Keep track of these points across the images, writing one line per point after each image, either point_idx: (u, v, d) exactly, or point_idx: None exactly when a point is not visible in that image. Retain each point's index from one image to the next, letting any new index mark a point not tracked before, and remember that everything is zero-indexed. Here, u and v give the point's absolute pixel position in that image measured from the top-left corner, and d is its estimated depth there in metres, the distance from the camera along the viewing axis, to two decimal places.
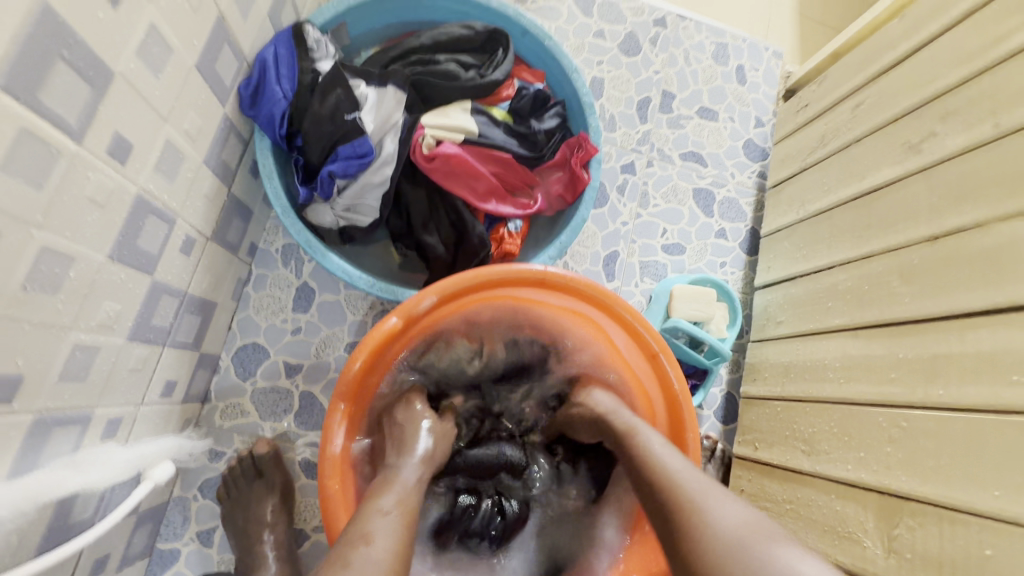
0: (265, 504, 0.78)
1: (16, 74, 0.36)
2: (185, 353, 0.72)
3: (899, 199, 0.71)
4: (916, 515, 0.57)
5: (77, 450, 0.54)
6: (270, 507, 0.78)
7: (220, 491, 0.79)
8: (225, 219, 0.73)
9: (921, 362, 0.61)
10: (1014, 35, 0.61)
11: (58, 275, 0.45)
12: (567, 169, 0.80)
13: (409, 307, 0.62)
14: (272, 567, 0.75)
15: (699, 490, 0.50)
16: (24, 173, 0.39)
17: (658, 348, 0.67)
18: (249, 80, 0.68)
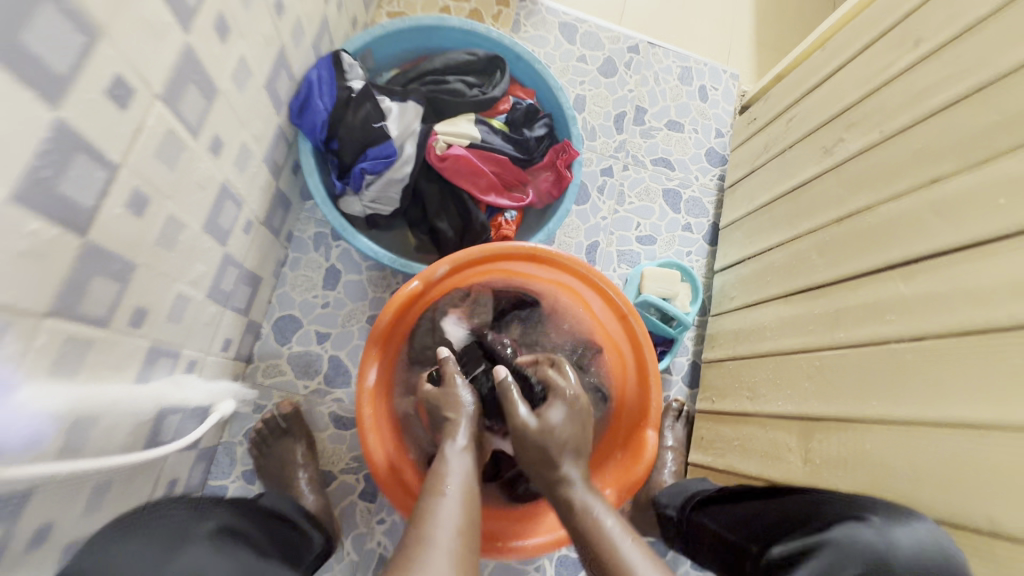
0: (296, 449, 0.92)
1: (170, 91, 0.53)
2: (240, 316, 0.87)
3: (817, 192, 0.89)
4: (823, 431, 0.74)
5: (174, 372, 0.69)
6: (301, 451, 0.92)
7: (253, 451, 0.91)
8: (272, 207, 0.90)
9: (829, 315, 0.78)
10: (894, 63, 0.80)
11: (175, 236, 0.61)
12: (554, 170, 0.97)
13: (427, 274, 0.78)
14: (307, 496, 0.88)
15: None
16: (166, 160, 0.55)
17: (626, 310, 0.84)
18: (298, 96, 0.84)
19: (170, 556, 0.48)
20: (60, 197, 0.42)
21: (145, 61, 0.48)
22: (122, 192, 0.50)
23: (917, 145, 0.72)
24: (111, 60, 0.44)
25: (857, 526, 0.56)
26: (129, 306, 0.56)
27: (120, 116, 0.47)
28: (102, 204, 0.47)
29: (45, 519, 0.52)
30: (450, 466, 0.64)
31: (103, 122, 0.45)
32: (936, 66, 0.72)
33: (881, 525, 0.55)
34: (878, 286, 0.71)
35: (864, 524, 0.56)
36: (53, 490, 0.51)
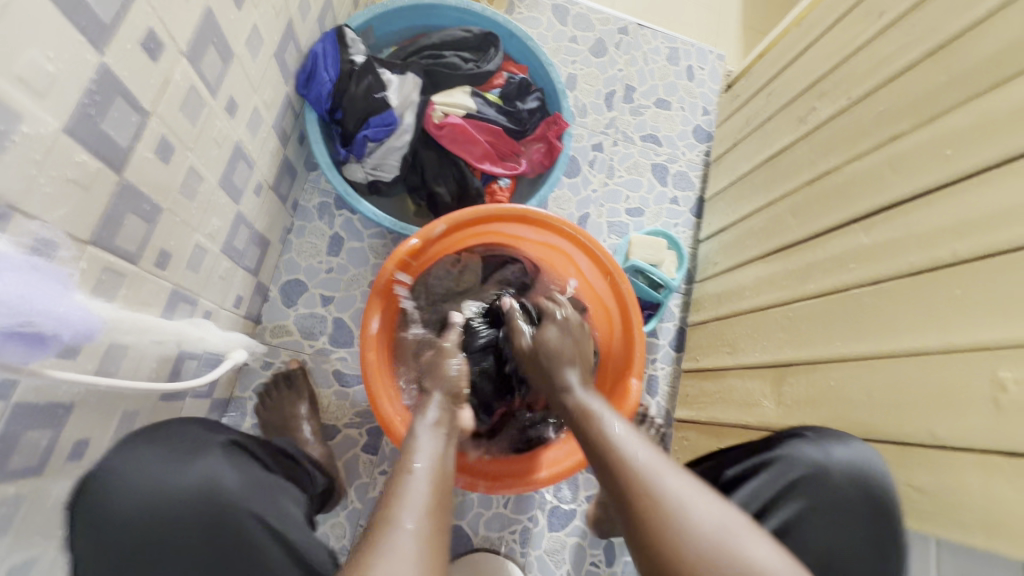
0: (298, 405, 0.96)
1: (193, 49, 0.59)
2: (250, 276, 0.93)
3: (792, 158, 0.94)
4: (793, 375, 0.80)
5: (194, 315, 0.75)
6: (302, 407, 0.96)
7: (258, 406, 0.96)
8: (280, 174, 0.95)
9: (800, 270, 0.84)
10: (861, 34, 0.85)
11: (195, 188, 0.67)
12: (545, 141, 1.03)
13: (426, 232, 0.83)
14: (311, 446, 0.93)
15: (653, 469, 0.55)
16: (188, 114, 0.61)
17: (611, 269, 0.89)
18: (305, 67, 0.90)
19: (188, 464, 0.57)
20: (102, 134, 0.48)
21: (173, 19, 0.54)
22: (151, 137, 0.55)
23: (879, 108, 0.77)
24: (145, 15, 0.49)
25: (802, 443, 0.67)
26: (156, 247, 0.61)
27: (151, 67, 0.52)
28: (136, 147, 0.53)
29: (83, 434, 0.57)
30: (427, 414, 0.68)
31: (138, 71, 0.50)
32: (897, 35, 0.78)
33: (822, 443, 0.66)
34: (843, 239, 0.77)
35: (807, 442, 0.67)
36: (89, 407, 0.57)
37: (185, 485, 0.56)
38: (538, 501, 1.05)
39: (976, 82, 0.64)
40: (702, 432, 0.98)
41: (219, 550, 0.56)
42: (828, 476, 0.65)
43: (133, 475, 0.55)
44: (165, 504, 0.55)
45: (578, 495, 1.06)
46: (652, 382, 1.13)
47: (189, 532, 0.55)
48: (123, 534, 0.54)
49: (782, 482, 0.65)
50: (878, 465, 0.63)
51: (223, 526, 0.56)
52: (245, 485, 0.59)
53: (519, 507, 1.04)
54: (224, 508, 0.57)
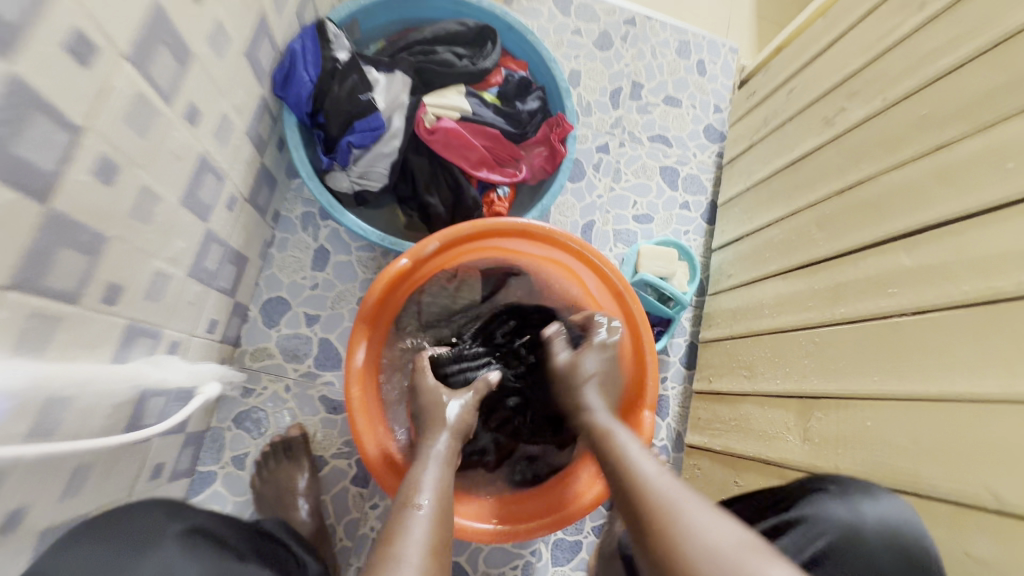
0: (296, 478, 0.90)
1: (139, 51, 0.50)
2: (225, 297, 0.85)
3: (816, 164, 0.86)
4: (823, 409, 0.72)
5: (153, 352, 0.66)
6: (301, 480, 0.90)
7: (254, 481, 0.90)
8: (257, 184, 0.86)
9: (829, 290, 0.76)
10: (897, 28, 0.77)
11: (150, 210, 0.58)
12: (547, 145, 0.94)
13: (417, 251, 0.76)
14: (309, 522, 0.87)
15: (675, 498, 0.53)
16: (138, 128, 0.52)
17: (622, 288, 0.82)
18: (282, 66, 0.81)
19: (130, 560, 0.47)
20: (17, 160, 0.40)
21: (109, 16, 0.45)
22: (89, 157, 0.47)
23: (922, 111, 0.69)
24: (69, 12, 0.41)
25: (827, 501, 0.57)
26: (102, 281, 0.53)
27: (83, 75, 0.44)
28: (66, 170, 0.44)
29: (18, 502, 0.49)
30: (436, 448, 0.67)
31: (63, 80, 0.42)
32: (943, 28, 0.69)
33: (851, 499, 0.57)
34: (881, 259, 0.69)
35: (832, 497, 0.58)
36: (26, 471, 0.49)
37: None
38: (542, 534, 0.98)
39: None
40: (717, 462, 0.91)
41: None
42: (862, 539, 0.55)
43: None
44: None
45: (585, 527, 0.99)
46: (662, 404, 1.05)
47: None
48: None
49: (807, 547, 0.55)
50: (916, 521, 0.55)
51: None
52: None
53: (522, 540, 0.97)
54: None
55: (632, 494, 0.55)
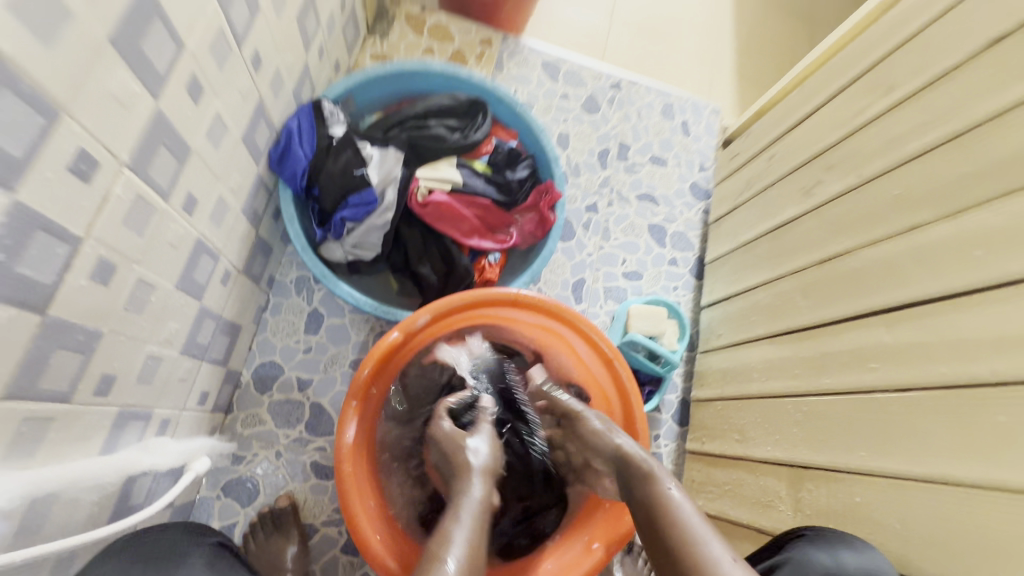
0: (286, 551, 0.88)
1: (139, 156, 0.52)
2: (217, 367, 0.85)
3: (797, 232, 0.89)
4: (813, 480, 0.73)
5: (144, 438, 0.66)
6: (291, 554, 0.88)
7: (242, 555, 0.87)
8: (252, 255, 0.88)
9: (814, 360, 0.78)
10: (867, 108, 0.81)
11: (145, 299, 0.60)
12: (536, 212, 0.97)
13: (407, 324, 0.77)
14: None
15: (709, 543, 0.57)
16: (135, 226, 0.54)
17: (612, 355, 0.83)
18: (278, 145, 0.83)
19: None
20: (15, 278, 0.41)
21: (111, 132, 0.47)
22: (87, 262, 0.48)
23: (894, 190, 0.72)
24: (73, 136, 0.43)
25: (811, 551, 0.61)
26: (95, 374, 0.54)
27: (84, 189, 0.46)
28: (64, 278, 0.46)
29: None
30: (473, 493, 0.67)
31: (65, 198, 0.44)
32: (908, 113, 0.72)
33: (834, 551, 0.60)
34: (862, 332, 0.71)
35: (819, 549, 0.61)
36: None
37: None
38: None
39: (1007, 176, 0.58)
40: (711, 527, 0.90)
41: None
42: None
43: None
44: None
45: None
46: None
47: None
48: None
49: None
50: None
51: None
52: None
53: None
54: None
55: (664, 522, 0.60)
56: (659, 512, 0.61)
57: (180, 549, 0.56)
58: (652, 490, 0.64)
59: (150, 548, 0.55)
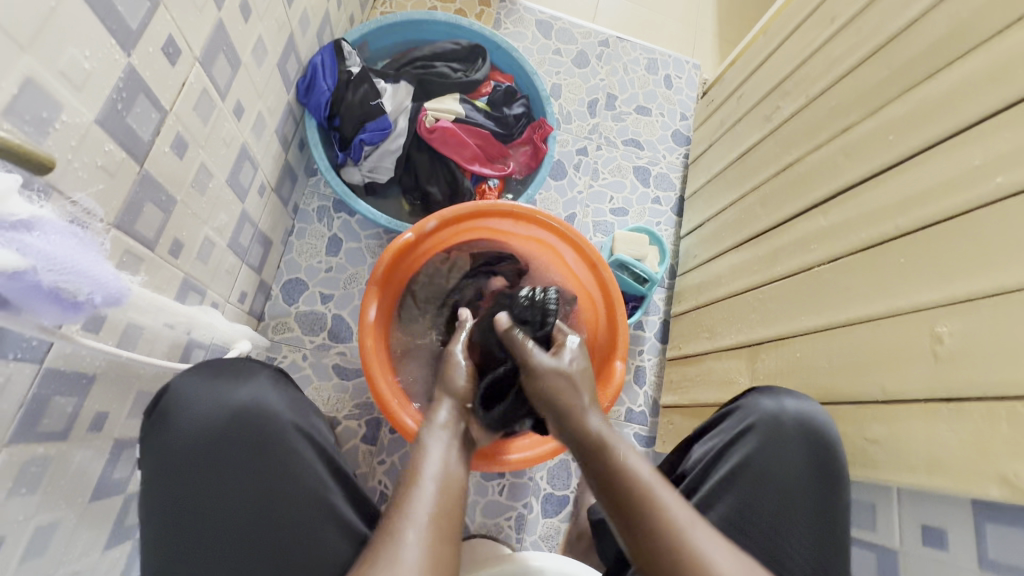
0: None
1: (206, 55, 0.65)
2: (253, 273, 0.98)
3: (759, 154, 1.01)
4: (766, 352, 0.86)
5: (204, 303, 0.80)
6: None
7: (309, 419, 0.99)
8: (282, 177, 1.01)
9: (769, 255, 0.90)
10: (816, 39, 0.93)
11: (205, 183, 0.72)
12: (531, 144, 1.10)
13: (419, 227, 0.89)
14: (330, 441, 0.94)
15: (656, 488, 0.56)
16: (201, 115, 0.67)
17: (597, 260, 0.94)
18: (305, 78, 0.96)
19: (235, 386, 0.67)
20: (127, 127, 0.54)
21: (189, 28, 0.60)
22: (169, 134, 0.61)
23: (832, 103, 0.85)
24: (164, 23, 0.55)
25: (759, 398, 0.73)
26: (170, 235, 0.67)
27: (170, 70, 0.59)
28: (155, 140, 0.59)
29: (100, 407, 0.61)
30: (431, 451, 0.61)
31: (158, 73, 0.57)
32: (847, 36, 0.85)
33: (777, 396, 0.72)
34: (806, 223, 0.83)
35: (765, 396, 0.73)
36: (110, 381, 0.61)
37: (236, 403, 0.66)
38: (533, 488, 1.08)
39: (915, 74, 0.70)
40: (685, 415, 1.03)
41: (267, 462, 0.65)
42: (781, 423, 0.70)
43: (198, 396, 0.65)
44: (218, 420, 0.65)
45: (572, 483, 1.10)
46: (639, 373, 1.17)
47: (235, 447, 0.64)
48: (183, 450, 0.63)
49: (740, 423, 0.72)
50: (823, 417, 0.69)
51: (270, 442, 0.65)
52: (286, 406, 0.68)
53: (515, 494, 1.07)
54: (271, 426, 0.66)
55: (614, 475, 0.57)
56: (596, 454, 0.59)
57: (250, 367, 0.70)
58: (595, 436, 0.61)
59: (226, 364, 0.69)
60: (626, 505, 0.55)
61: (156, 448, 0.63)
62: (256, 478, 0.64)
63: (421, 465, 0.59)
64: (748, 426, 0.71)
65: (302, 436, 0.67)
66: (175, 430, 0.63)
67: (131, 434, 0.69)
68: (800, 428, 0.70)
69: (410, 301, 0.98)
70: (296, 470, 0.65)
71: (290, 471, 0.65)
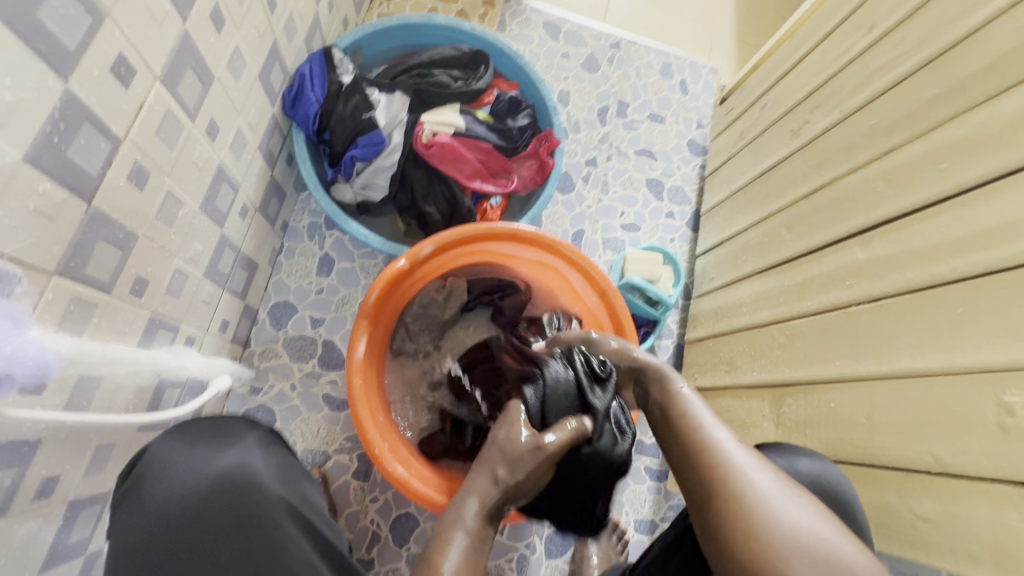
0: None
1: (169, 72, 0.57)
2: (236, 299, 0.91)
3: (786, 171, 0.93)
4: (794, 395, 0.78)
5: (174, 343, 0.73)
6: None
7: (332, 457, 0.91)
8: (268, 196, 0.93)
9: (798, 285, 0.82)
10: (853, 46, 0.84)
11: (174, 212, 0.65)
12: (537, 158, 1.02)
13: (413, 253, 0.82)
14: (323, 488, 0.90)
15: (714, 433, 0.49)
16: (165, 140, 0.59)
17: (605, 288, 0.86)
18: (291, 88, 0.88)
19: (216, 453, 0.61)
20: (67, 161, 0.47)
21: (146, 43, 0.53)
22: (125, 164, 0.54)
23: (871, 121, 0.76)
24: (113, 41, 0.48)
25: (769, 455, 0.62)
26: (130, 274, 0.60)
27: (122, 93, 0.51)
28: (106, 174, 0.52)
29: (50, 472, 0.54)
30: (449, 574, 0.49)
31: (107, 96, 0.49)
32: (889, 45, 0.77)
33: (789, 456, 0.62)
34: (841, 254, 0.75)
35: (774, 455, 0.62)
36: (58, 444, 0.54)
37: (216, 470, 0.59)
38: (536, 527, 1.01)
39: (976, 93, 0.62)
40: None
41: (247, 544, 0.57)
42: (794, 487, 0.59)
43: (175, 463, 0.59)
44: (196, 492, 0.58)
45: None
46: None
47: (209, 524, 0.57)
48: (151, 527, 0.56)
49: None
50: (838, 475, 0.61)
51: (249, 516, 0.58)
52: (272, 472, 0.62)
53: (517, 534, 1.00)
54: (251, 494, 0.59)
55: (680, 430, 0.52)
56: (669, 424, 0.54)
57: (237, 431, 0.65)
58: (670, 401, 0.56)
59: (209, 429, 0.64)
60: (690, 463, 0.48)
61: (123, 523, 0.57)
62: (229, 560, 0.56)
63: (438, 566, 0.50)
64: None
65: (285, 509, 0.60)
66: (146, 502, 0.57)
67: (91, 492, 0.63)
68: (816, 493, 0.59)
69: (402, 334, 0.90)
70: (277, 554, 0.57)
71: (269, 552, 0.57)
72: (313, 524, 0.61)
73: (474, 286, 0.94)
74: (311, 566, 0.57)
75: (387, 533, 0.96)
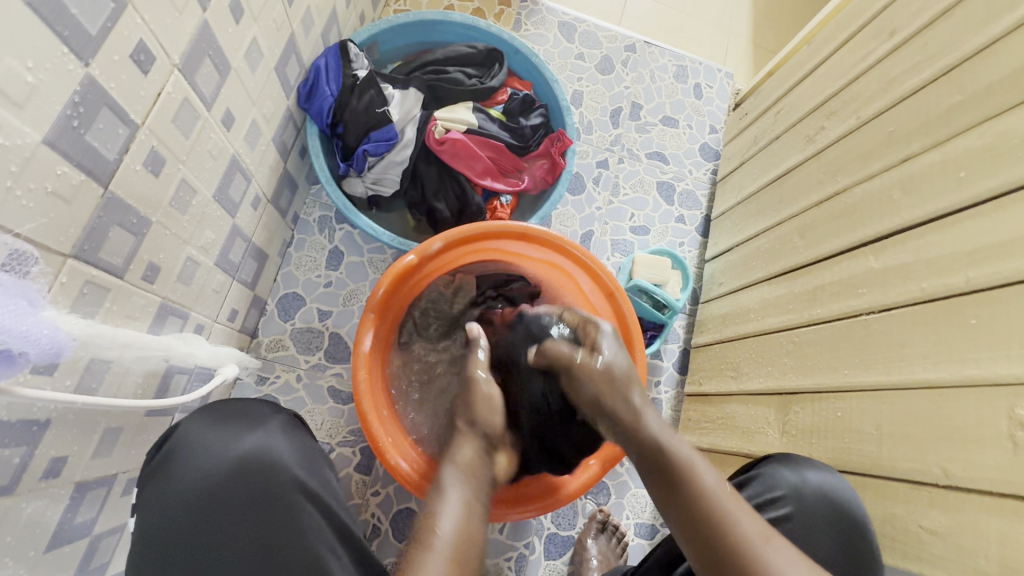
0: None
1: (187, 60, 0.58)
2: (245, 289, 0.91)
3: (799, 178, 0.92)
4: (802, 402, 0.77)
5: (183, 331, 0.73)
6: None
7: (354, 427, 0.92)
8: (280, 187, 0.94)
9: (809, 293, 0.81)
10: (872, 52, 0.84)
11: (187, 200, 0.66)
12: (548, 158, 1.02)
13: (422, 249, 0.83)
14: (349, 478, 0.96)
15: (720, 499, 0.57)
16: (181, 127, 0.60)
17: (614, 288, 0.86)
18: (307, 81, 0.89)
19: (243, 434, 0.62)
20: (84, 144, 0.47)
21: (165, 30, 0.53)
22: (141, 150, 0.54)
23: (889, 128, 0.76)
24: (134, 26, 0.49)
25: (780, 468, 0.68)
26: (144, 259, 0.60)
27: (141, 79, 0.52)
28: (123, 159, 0.52)
29: (57, 453, 0.55)
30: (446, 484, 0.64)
31: (126, 82, 0.50)
32: (909, 53, 0.76)
33: (798, 467, 0.67)
34: (853, 262, 0.75)
35: (785, 468, 0.68)
36: (67, 425, 0.55)
37: (240, 453, 0.60)
38: (535, 527, 1.00)
39: (997, 103, 0.61)
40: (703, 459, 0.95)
41: (268, 523, 0.58)
42: (804, 502, 0.65)
43: (204, 443, 0.60)
44: (221, 471, 0.59)
45: (578, 523, 1.01)
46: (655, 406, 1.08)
47: (236, 504, 0.58)
48: (179, 501, 0.58)
49: (763, 494, 0.66)
50: (837, 483, 0.65)
51: (273, 498, 0.59)
52: (294, 456, 0.62)
53: (516, 533, 1.00)
54: (275, 477, 0.60)
55: (681, 486, 0.59)
56: (664, 471, 0.61)
57: (261, 413, 0.65)
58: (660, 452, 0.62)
59: (240, 410, 0.65)
60: (693, 518, 0.57)
61: (154, 497, 0.58)
62: (253, 540, 0.57)
63: (432, 526, 0.58)
64: (772, 497, 0.66)
65: (306, 493, 0.60)
66: (175, 478, 0.59)
67: (97, 474, 0.63)
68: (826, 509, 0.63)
69: (411, 328, 0.90)
70: (297, 536, 0.58)
71: (290, 535, 0.58)
72: (333, 508, 0.62)
73: (482, 282, 0.92)
74: (330, 549, 0.59)
75: (387, 528, 0.97)
